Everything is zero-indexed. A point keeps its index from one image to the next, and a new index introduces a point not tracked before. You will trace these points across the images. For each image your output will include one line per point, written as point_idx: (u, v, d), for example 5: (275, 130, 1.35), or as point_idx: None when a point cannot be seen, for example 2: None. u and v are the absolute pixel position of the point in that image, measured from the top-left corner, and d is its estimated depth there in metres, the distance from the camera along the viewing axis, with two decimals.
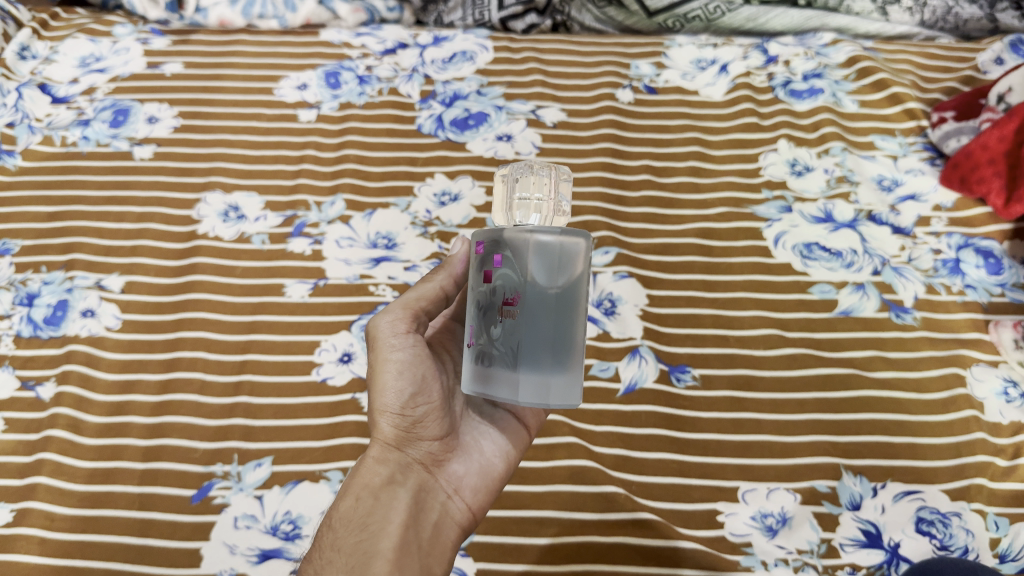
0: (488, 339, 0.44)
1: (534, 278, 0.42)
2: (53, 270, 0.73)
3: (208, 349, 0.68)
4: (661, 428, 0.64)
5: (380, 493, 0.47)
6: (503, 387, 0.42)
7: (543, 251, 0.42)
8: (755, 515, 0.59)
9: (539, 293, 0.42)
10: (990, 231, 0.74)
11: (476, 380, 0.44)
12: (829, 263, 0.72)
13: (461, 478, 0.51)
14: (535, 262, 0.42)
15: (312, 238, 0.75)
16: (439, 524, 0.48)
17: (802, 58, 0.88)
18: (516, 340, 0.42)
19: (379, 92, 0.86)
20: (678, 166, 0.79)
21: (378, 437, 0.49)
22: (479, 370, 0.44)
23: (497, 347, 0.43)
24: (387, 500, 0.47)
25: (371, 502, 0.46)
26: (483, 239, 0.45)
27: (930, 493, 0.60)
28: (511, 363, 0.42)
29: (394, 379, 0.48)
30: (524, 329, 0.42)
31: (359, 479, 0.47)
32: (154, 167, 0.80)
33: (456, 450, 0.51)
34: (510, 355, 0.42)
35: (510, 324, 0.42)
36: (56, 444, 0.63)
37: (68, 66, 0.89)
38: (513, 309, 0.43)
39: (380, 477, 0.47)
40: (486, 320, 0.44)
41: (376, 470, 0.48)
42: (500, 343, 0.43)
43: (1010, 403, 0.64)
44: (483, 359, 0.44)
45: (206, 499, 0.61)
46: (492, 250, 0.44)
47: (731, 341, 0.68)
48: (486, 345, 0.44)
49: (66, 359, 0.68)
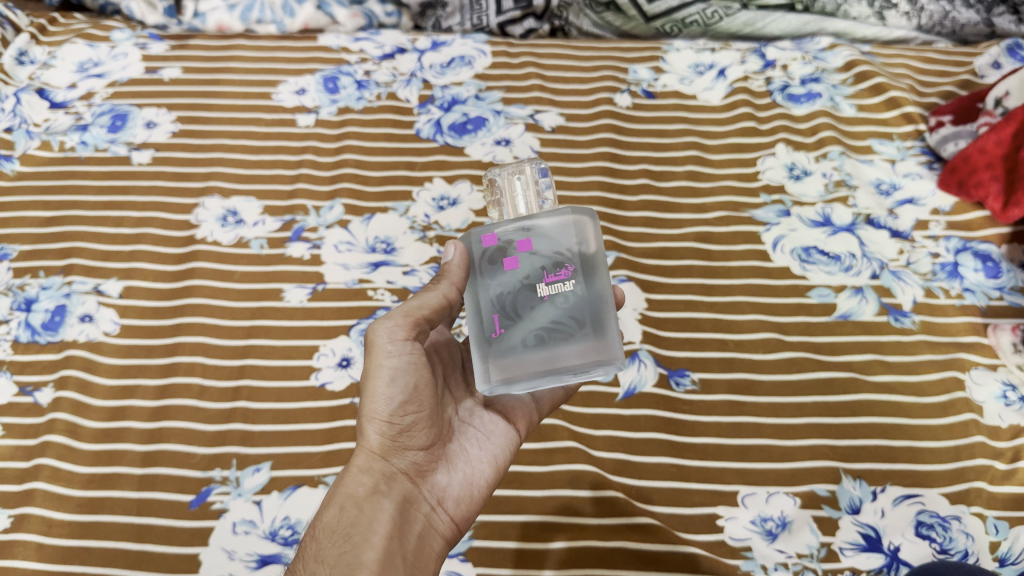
0: (534, 321, 0.43)
1: (586, 255, 0.44)
2: (51, 275, 0.73)
3: (207, 354, 0.68)
4: (660, 432, 0.63)
5: (364, 503, 0.46)
6: (559, 364, 0.42)
7: (594, 232, 0.45)
8: (755, 519, 0.59)
9: (586, 266, 0.44)
10: (989, 235, 0.74)
11: (520, 366, 0.43)
12: (827, 267, 0.72)
13: (446, 487, 0.50)
14: (581, 238, 0.44)
15: (311, 242, 0.75)
16: (422, 534, 0.48)
17: (800, 62, 0.88)
18: (575, 316, 0.43)
19: (377, 97, 0.86)
20: (676, 170, 0.79)
21: (364, 446, 0.49)
22: (518, 355, 0.43)
23: (552, 323, 0.43)
24: (371, 511, 0.46)
25: (355, 512, 0.46)
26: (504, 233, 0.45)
27: (930, 497, 0.60)
28: (576, 338, 0.43)
29: (385, 388, 0.48)
30: (582, 301, 0.43)
31: (343, 488, 0.47)
32: (152, 172, 0.80)
33: (442, 459, 0.51)
34: (572, 328, 0.43)
35: (566, 301, 0.43)
36: (55, 449, 0.63)
37: (66, 71, 0.89)
38: (567, 287, 0.44)
39: (364, 487, 0.47)
40: (522, 304, 0.44)
41: (360, 480, 0.47)
42: (556, 318, 0.43)
43: (1009, 406, 0.64)
44: (532, 342, 0.43)
45: (205, 504, 0.61)
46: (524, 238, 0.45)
47: (730, 345, 0.68)
48: (531, 328, 0.43)
49: (64, 364, 0.68)
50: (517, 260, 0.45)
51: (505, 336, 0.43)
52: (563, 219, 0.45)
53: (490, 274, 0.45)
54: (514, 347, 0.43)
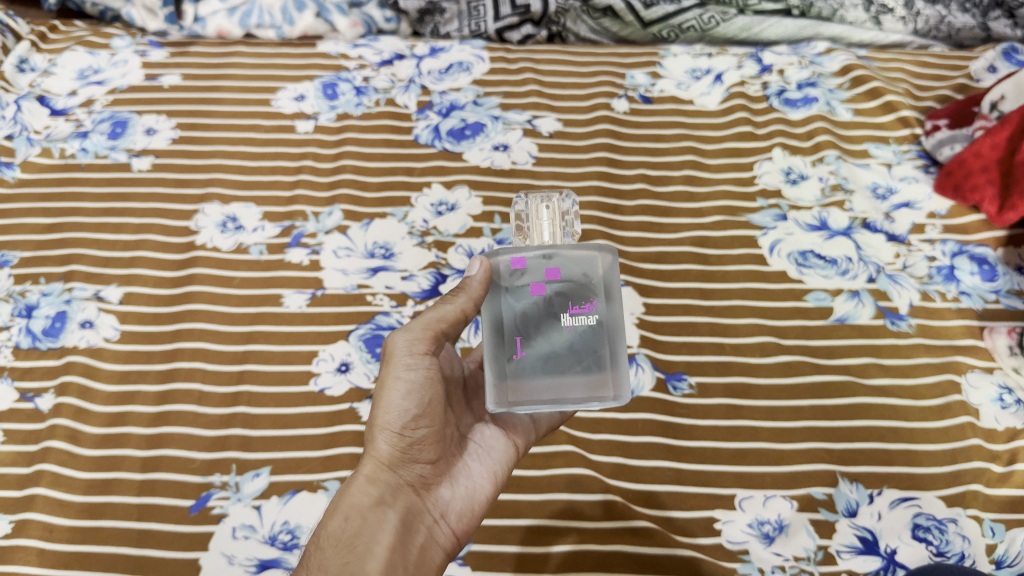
0: (552, 350, 0.46)
1: (607, 292, 0.47)
2: (52, 281, 0.74)
3: (207, 359, 0.69)
4: (658, 435, 0.64)
5: (368, 513, 0.47)
6: (574, 393, 0.45)
7: (616, 270, 0.47)
8: (752, 522, 0.60)
9: (607, 301, 0.47)
10: (985, 238, 0.74)
11: (537, 393, 0.45)
12: (824, 270, 0.72)
13: (449, 501, 0.51)
14: (603, 271, 0.47)
15: (310, 248, 0.75)
16: (424, 547, 0.49)
17: (796, 67, 0.88)
18: (591, 349, 0.46)
19: (376, 103, 0.87)
20: (673, 175, 0.80)
21: (371, 455, 0.49)
22: (534, 380, 0.46)
23: (570, 353, 0.46)
24: (375, 521, 0.47)
25: (359, 521, 0.46)
26: (528, 260, 0.47)
27: (926, 500, 0.60)
28: (590, 373, 0.46)
29: (401, 400, 0.48)
30: (598, 335, 0.46)
31: (348, 497, 0.47)
32: (152, 178, 0.81)
33: (447, 474, 0.52)
34: (587, 363, 0.46)
35: (585, 336, 0.46)
36: (55, 455, 0.64)
37: (66, 79, 0.89)
38: (587, 322, 0.46)
39: (370, 497, 0.47)
40: (542, 332, 0.46)
41: (366, 490, 0.47)
42: (574, 348, 0.46)
43: (1005, 409, 0.64)
44: (550, 371, 0.46)
45: (205, 509, 0.61)
46: (549, 267, 0.47)
47: (727, 348, 0.68)
48: (548, 357, 0.46)
49: (65, 370, 0.68)
50: (542, 287, 0.47)
51: (525, 361, 0.46)
52: (589, 255, 0.47)
53: (515, 296, 0.47)
54: (532, 374, 0.46)
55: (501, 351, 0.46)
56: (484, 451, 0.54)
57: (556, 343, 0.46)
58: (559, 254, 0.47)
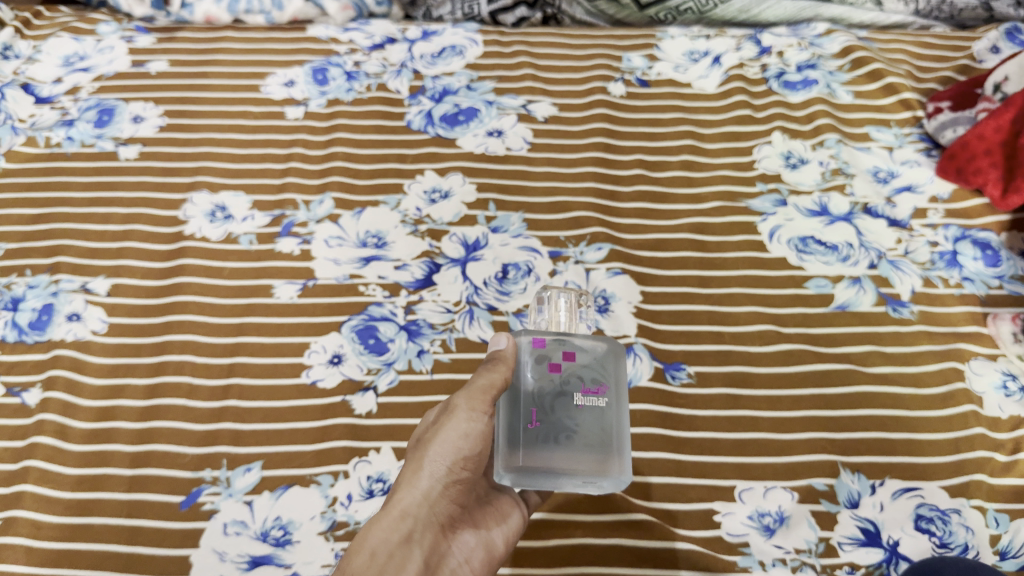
0: (565, 426, 0.46)
1: (616, 383, 0.49)
2: (38, 273, 0.72)
3: (196, 352, 0.67)
4: (656, 426, 0.62)
5: (396, 550, 0.46)
6: (581, 470, 0.46)
7: (625, 365, 0.50)
8: (752, 514, 0.59)
9: (616, 391, 0.49)
10: (988, 222, 0.73)
11: (549, 463, 0.45)
12: (825, 256, 0.71)
13: (472, 548, 0.50)
14: (613, 363, 0.50)
15: (301, 237, 0.74)
16: None
17: (795, 49, 0.87)
18: (601, 431, 0.47)
19: (367, 88, 0.85)
20: (671, 160, 0.78)
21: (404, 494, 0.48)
22: (545, 452, 0.45)
23: (580, 432, 0.47)
24: (401, 559, 0.46)
25: (387, 558, 0.45)
26: (547, 341, 0.49)
27: (929, 490, 0.59)
28: (602, 451, 0.47)
29: (450, 445, 0.49)
30: (605, 420, 0.48)
31: (378, 529, 0.46)
32: (139, 167, 0.79)
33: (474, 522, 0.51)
34: (599, 443, 0.47)
35: (596, 416, 0.47)
36: (43, 451, 0.63)
37: (52, 66, 0.88)
38: (600, 405, 0.48)
39: (400, 533, 0.46)
40: (555, 408, 0.47)
41: (395, 526, 0.46)
42: (584, 427, 0.47)
43: (1009, 397, 0.63)
44: (563, 443, 0.46)
45: (195, 505, 0.60)
46: (566, 349, 0.49)
47: (726, 337, 0.67)
48: (559, 431, 0.46)
49: (52, 365, 0.67)
50: (558, 367, 0.48)
51: (537, 432, 0.46)
52: (604, 348, 0.50)
53: (532, 371, 0.48)
54: (545, 445, 0.46)
55: (513, 421, 0.46)
56: (513, 504, 0.54)
57: (567, 421, 0.47)
58: (576, 340, 0.49)
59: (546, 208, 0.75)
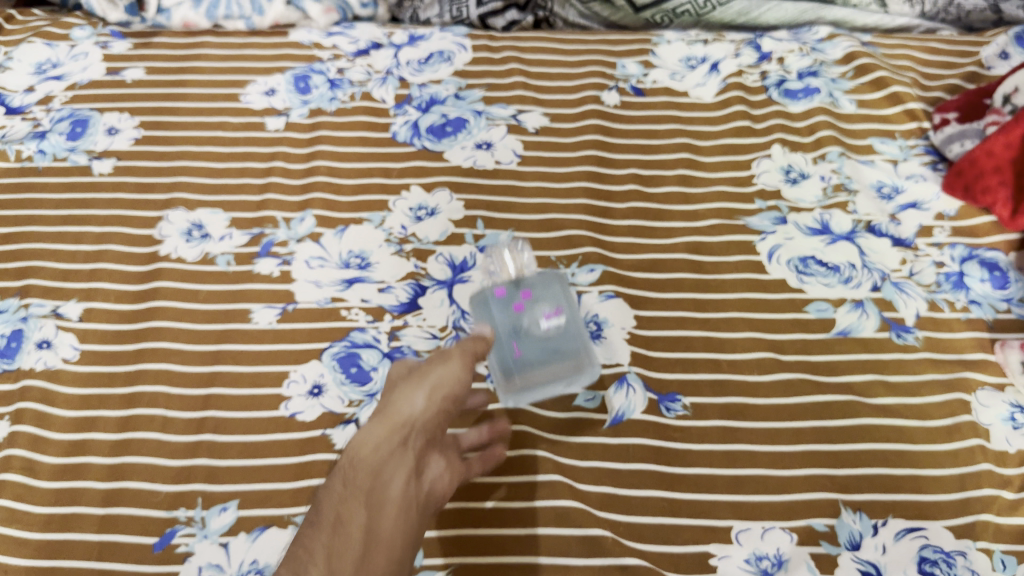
0: (540, 341, 0.60)
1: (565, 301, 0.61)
2: (7, 297, 0.69)
3: (171, 382, 0.65)
4: (650, 462, 0.60)
5: (382, 462, 0.52)
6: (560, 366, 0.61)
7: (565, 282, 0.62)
8: (749, 558, 0.56)
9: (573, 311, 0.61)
10: (996, 242, 0.70)
11: (538, 381, 0.61)
12: (826, 278, 0.68)
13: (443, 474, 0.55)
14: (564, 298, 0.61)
15: (281, 258, 0.71)
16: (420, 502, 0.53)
17: (796, 55, 0.83)
18: (565, 333, 0.60)
19: (351, 97, 0.82)
20: (667, 174, 0.75)
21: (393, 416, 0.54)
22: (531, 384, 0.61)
23: (551, 344, 0.60)
24: (386, 472, 0.52)
25: (373, 470, 0.51)
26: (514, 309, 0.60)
27: (933, 530, 0.57)
28: (570, 358, 0.61)
29: (433, 380, 0.55)
30: (569, 330, 0.61)
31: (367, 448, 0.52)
32: (114, 183, 0.76)
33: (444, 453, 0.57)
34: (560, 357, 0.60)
35: (559, 331, 0.60)
36: (11, 489, 0.60)
37: (24, 73, 0.84)
38: (561, 324, 0.60)
39: (388, 448, 0.52)
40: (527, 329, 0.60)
41: (382, 446, 0.52)
42: (552, 336, 0.60)
43: (1017, 430, 0.60)
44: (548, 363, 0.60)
45: (169, 547, 0.58)
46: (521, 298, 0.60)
47: (723, 365, 0.64)
48: (540, 355, 0.60)
49: (21, 396, 0.64)
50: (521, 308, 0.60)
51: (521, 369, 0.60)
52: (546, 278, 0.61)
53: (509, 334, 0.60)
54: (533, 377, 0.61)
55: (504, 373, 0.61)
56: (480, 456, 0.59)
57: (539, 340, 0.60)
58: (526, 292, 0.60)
59: (537, 226, 0.72)
